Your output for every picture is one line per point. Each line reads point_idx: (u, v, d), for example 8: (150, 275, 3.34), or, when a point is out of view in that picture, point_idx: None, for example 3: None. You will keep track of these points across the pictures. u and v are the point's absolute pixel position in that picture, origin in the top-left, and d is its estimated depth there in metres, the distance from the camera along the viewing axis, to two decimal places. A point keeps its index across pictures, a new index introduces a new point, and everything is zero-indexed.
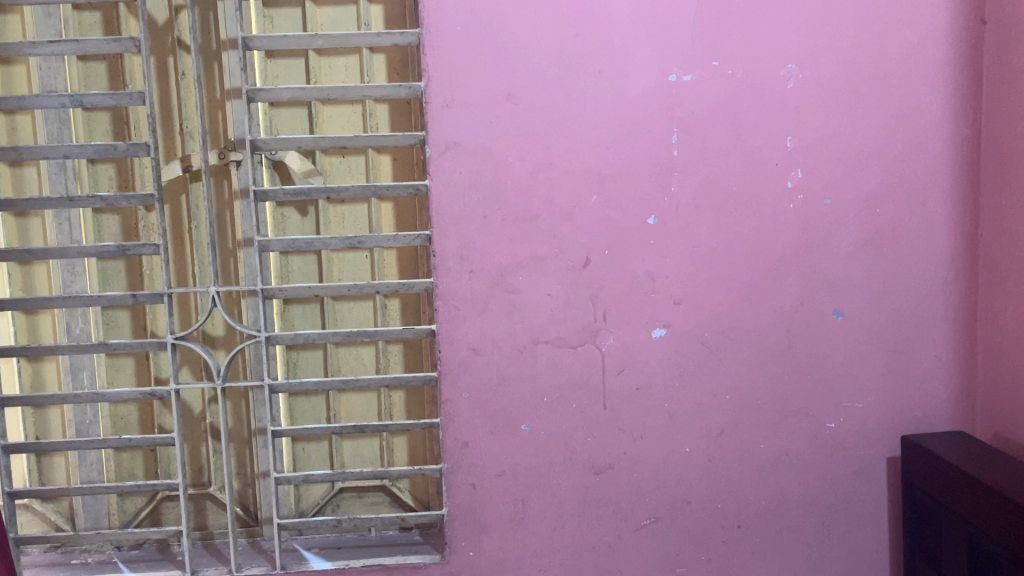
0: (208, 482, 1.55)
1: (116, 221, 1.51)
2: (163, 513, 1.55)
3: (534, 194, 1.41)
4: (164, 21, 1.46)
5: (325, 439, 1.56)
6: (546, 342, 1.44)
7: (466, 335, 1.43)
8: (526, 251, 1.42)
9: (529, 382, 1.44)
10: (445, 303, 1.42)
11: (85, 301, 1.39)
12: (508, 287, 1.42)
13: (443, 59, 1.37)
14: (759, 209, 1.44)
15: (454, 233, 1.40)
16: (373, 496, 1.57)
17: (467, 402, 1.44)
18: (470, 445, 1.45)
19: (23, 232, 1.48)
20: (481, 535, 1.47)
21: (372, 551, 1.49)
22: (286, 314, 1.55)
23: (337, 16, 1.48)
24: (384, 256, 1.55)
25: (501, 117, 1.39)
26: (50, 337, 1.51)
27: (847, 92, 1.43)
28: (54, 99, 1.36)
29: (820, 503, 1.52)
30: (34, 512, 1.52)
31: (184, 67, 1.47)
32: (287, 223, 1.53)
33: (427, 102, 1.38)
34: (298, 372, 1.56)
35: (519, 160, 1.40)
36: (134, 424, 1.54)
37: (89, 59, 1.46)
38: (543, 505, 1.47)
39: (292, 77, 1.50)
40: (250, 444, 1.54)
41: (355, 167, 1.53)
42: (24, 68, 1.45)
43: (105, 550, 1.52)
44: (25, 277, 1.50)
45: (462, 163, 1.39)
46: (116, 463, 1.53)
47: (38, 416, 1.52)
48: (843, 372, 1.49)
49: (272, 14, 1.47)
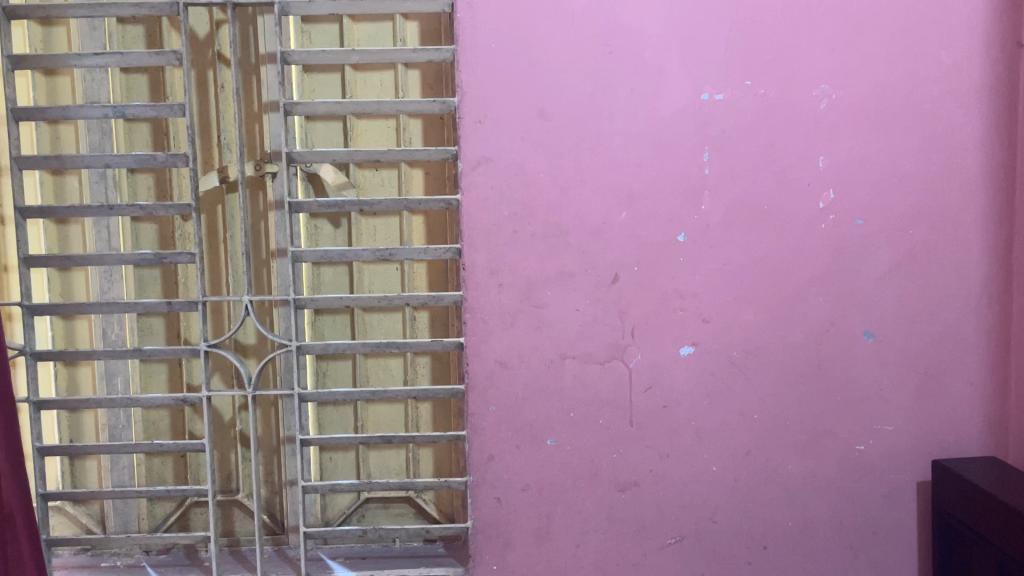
0: (236, 489, 1.56)
1: (153, 230, 1.53)
2: (191, 519, 1.57)
3: (564, 210, 1.42)
4: (206, 36, 1.49)
5: (352, 450, 1.57)
6: (574, 357, 1.44)
7: (494, 349, 1.44)
8: (554, 266, 1.42)
9: (555, 396, 1.45)
10: (473, 316, 1.43)
11: (121, 307, 1.42)
12: (536, 302, 1.43)
13: (478, 75, 1.39)
14: (789, 228, 1.44)
15: (485, 247, 1.42)
16: (397, 508, 1.58)
17: (493, 415, 1.45)
18: (496, 459, 1.45)
19: (63, 239, 1.52)
20: (505, 549, 1.47)
21: (396, 562, 1.49)
22: (317, 325, 1.57)
23: (374, 32, 1.50)
24: (415, 269, 1.56)
25: (533, 133, 1.40)
26: (87, 343, 1.54)
27: (880, 113, 1.43)
28: (97, 110, 1.39)
29: (846, 527, 1.50)
30: (66, 514, 1.55)
31: (224, 80, 1.50)
32: (320, 235, 1.55)
33: (461, 117, 1.39)
34: (327, 382, 1.57)
35: (549, 176, 1.41)
36: (166, 429, 1.56)
37: (131, 71, 1.50)
38: (567, 521, 1.47)
39: (327, 91, 1.52)
40: (278, 453, 1.56)
41: (387, 181, 1.55)
42: (69, 79, 1.49)
43: (133, 554, 1.54)
44: (64, 282, 1.53)
45: (494, 178, 1.40)
46: (146, 468, 1.55)
47: (73, 420, 1.55)
48: (872, 393, 1.47)
49: (310, 30, 1.50)
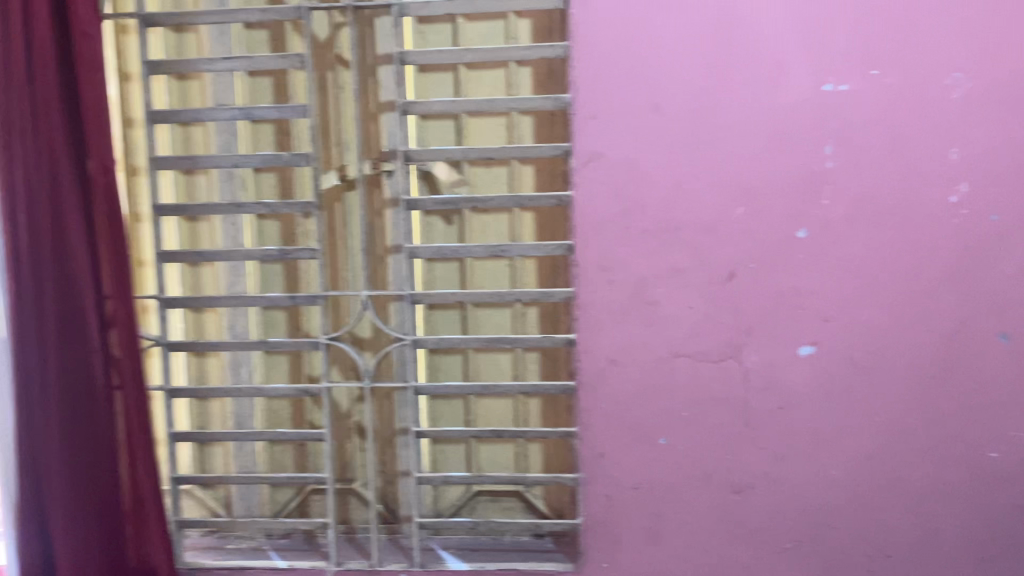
0: (353, 478, 1.61)
1: (276, 227, 1.59)
2: (311, 506, 1.62)
3: (678, 206, 1.40)
4: (326, 38, 1.54)
5: (463, 443, 1.59)
6: (687, 355, 1.42)
7: (605, 346, 1.43)
8: (668, 263, 1.41)
9: (667, 395, 1.43)
10: (584, 313, 1.43)
11: (247, 301, 1.53)
12: (649, 299, 1.42)
13: (592, 70, 1.38)
14: (917, 224, 1.37)
15: (597, 243, 1.41)
16: (507, 501, 1.58)
17: (604, 413, 1.44)
18: (606, 456, 1.45)
19: (194, 236, 1.60)
20: (615, 546, 1.46)
21: (506, 555, 1.51)
22: (430, 319, 1.59)
23: (486, 30, 1.51)
24: (525, 265, 1.56)
25: (647, 127, 1.39)
26: (214, 335, 1.62)
27: (1020, 101, 1.35)
28: (226, 111, 1.48)
29: (977, 538, 1.43)
30: (195, 498, 1.63)
31: (343, 81, 1.55)
32: (433, 232, 1.57)
33: (574, 113, 1.39)
34: (438, 375, 1.59)
35: (664, 172, 1.39)
36: (287, 418, 1.62)
37: (256, 75, 1.55)
38: (679, 521, 1.45)
39: (440, 90, 1.54)
40: (392, 444, 1.59)
41: (498, 178, 1.55)
42: (199, 83, 1.56)
43: (256, 537, 1.61)
44: (193, 277, 1.61)
45: (607, 174, 1.40)
46: (269, 455, 1.62)
47: (201, 408, 1.62)
48: (1007, 399, 1.39)
49: (426, 30, 1.53)
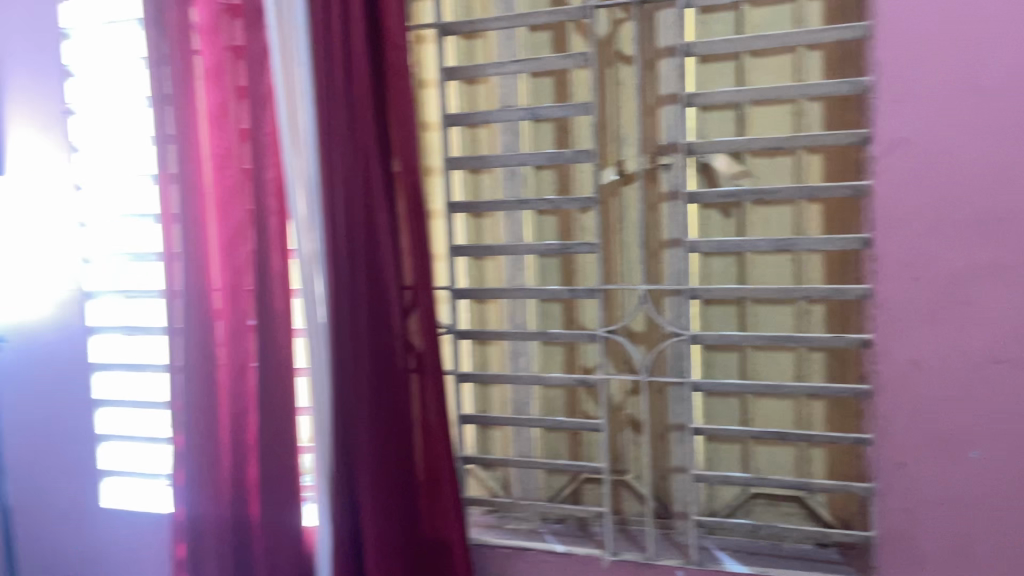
0: (626, 470, 1.62)
1: (554, 222, 1.64)
2: (583, 495, 1.65)
3: (1000, 195, 1.25)
4: (607, 35, 1.56)
5: (738, 443, 1.55)
6: (1008, 362, 1.27)
7: (908, 348, 1.32)
8: (986, 258, 1.27)
9: (982, 404, 1.29)
10: (884, 311, 1.33)
11: (527, 293, 1.60)
12: (962, 298, 1.29)
13: (897, 50, 1.28)
14: None
15: (899, 237, 1.31)
16: (786, 506, 1.52)
17: (905, 420, 1.33)
18: (907, 467, 1.34)
19: (478, 231, 1.69)
20: (914, 566, 1.35)
21: (788, 563, 1.45)
22: (706, 314, 1.55)
23: (772, 16, 1.46)
24: (810, 259, 1.48)
25: (962, 110, 1.26)
26: (496, 325, 1.70)
27: None
28: (512, 113, 1.57)
29: None
30: (477, 477, 1.72)
31: (623, 77, 1.56)
32: (710, 226, 1.53)
33: (875, 97, 1.30)
34: (714, 372, 1.56)
35: (982, 158, 1.26)
36: (561, 408, 1.67)
37: (539, 75, 1.61)
38: (993, 546, 1.31)
39: (722, 81, 1.50)
40: (666, 439, 1.58)
41: (781, 168, 1.48)
42: (486, 86, 1.64)
43: (531, 520, 1.67)
44: (476, 271, 1.70)
45: (913, 161, 1.29)
46: (545, 442, 1.68)
47: (483, 394, 1.72)
48: None
49: (708, 20, 1.50)
